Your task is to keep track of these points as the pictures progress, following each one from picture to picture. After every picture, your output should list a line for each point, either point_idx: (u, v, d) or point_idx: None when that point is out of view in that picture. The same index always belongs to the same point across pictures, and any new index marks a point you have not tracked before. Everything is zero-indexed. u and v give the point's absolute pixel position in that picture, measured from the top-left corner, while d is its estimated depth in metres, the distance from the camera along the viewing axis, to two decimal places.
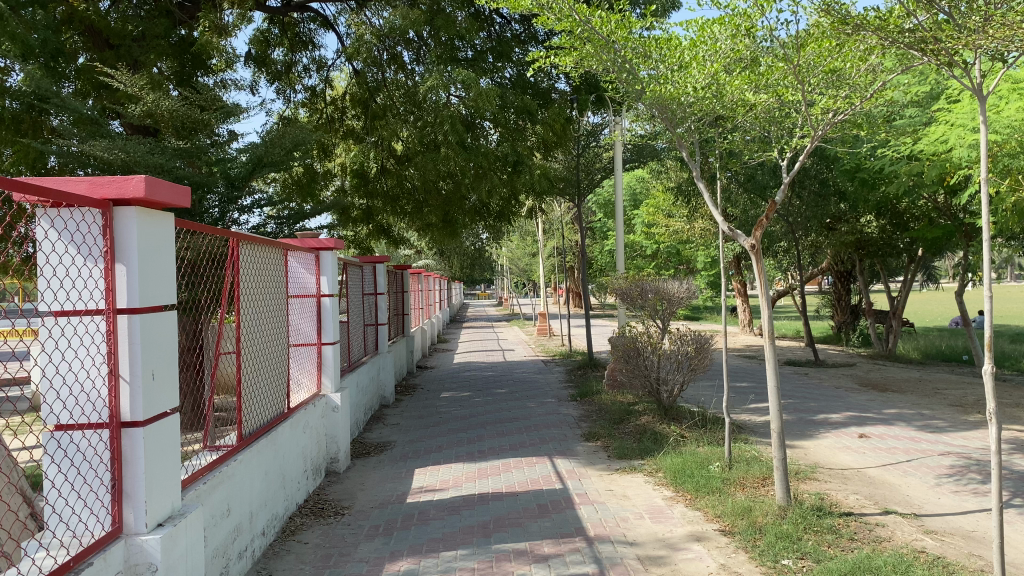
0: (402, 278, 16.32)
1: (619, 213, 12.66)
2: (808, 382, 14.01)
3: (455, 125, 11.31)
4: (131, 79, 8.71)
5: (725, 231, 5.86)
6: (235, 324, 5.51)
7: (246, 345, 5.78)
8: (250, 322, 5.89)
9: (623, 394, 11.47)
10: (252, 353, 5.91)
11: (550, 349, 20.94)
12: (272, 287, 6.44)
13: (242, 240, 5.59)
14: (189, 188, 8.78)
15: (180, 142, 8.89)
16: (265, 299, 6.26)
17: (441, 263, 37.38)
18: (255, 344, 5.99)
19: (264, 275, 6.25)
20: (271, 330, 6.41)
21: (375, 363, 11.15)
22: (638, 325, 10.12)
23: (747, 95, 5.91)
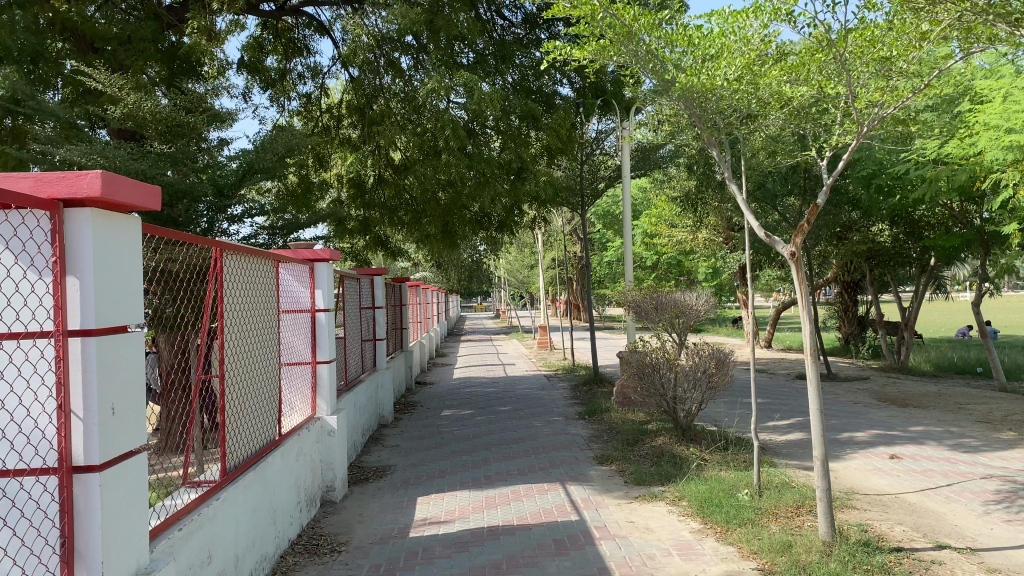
0: (400, 291, 15.77)
1: (628, 222, 12.16)
2: (824, 397, 13.44)
3: (456, 130, 10.76)
4: (111, 79, 8.17)
5: (761, 237, 5.29)
6: (218, 345, 4.91)
7: (231, 368, 5.19)
8: (236, 342, 5.30)
9: (634, 412, 10.90)
10: (238, 377, 5.33)
11: (552, 363, 20.35)
12: (261, 302, 5.85)
13: (227, 250, 5.00)
14: (175, 197, 8.21)
15: (165, 147, 8.38)
16: (253, 316, 5.68)
17: (439, 275, 36.82)
18: (242, 367, 5.41)
19: (252, 290, 5.66)
20: (259, 348, 5.82)
21: (373, 381, 10.57)
22: (653, 339, 9.56)
23: (783, 88, 5.45)
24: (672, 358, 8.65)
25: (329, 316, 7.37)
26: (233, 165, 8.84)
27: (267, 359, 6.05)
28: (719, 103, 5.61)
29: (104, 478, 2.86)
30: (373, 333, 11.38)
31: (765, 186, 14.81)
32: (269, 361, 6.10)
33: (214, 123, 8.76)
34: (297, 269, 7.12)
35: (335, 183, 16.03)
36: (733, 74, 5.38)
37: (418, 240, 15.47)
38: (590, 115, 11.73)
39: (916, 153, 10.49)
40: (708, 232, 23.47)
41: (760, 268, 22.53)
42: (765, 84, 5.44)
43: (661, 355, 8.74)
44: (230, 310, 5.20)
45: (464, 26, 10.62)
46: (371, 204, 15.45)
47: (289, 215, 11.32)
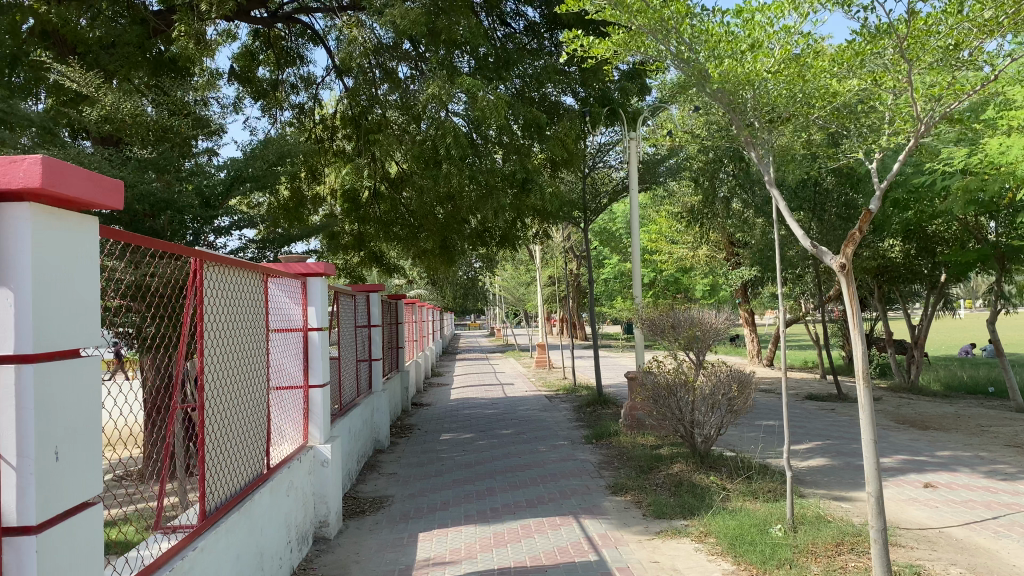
0: (396, 308, 15.21)
1: (636, 235, 11.53)
2: (839, 418, 12.88)
3: (457, 139, 10.20)
4: (85, 78, 7.58)
5: (808, 247, 4.82)
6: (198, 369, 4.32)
7: (212, 398, 4.59)
8: (219, 368, 4.71)
9: (645, 436, 10.30)
10: (221, 407, 4.73)
11: (552, 382, 19.73)
12: (247, 319, 5.25)
13: (209, 261, 4.41)
14: (156, 207, 7.62)
15: (147, 153, 7.88)
16: (238, 336, 5.08)
17: (434, 293, 36.25)
18: (226, 395, 4.81)
19: (237, 307, 5.07)
20: (245, 372, 5.21)
21: (368, 404, 9.96)
22: (668, 359, 8.99)
23: (828, 83, 5.24)
24: (691, 380, 8.09)
25: (323, 335, 6.78)
26: (220, 173, 8.46)
27: (254, 384, 5.45)
28: (756, 102, 5.36)
29: (43, 542, 2.28)
30: (369, 354, 10.80)
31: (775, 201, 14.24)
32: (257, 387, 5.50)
33: (199, 128, 8.30)
34: (289, 284, 6.53)
35: (330, 197, 15.48)
36: (773, 82, 5.20)
37: (414, 257, 14.90)
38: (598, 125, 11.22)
39: (944, 163, 9.95)
40: (709, 248, 22.98)
41: (764, 285, 22.04)
42: (810, 79, 5.19)
43: (679, 377, 8.18)
44: (211, 331, 4.59)
45: (466, 29, 10.06)
46: (366, 218, 14.95)
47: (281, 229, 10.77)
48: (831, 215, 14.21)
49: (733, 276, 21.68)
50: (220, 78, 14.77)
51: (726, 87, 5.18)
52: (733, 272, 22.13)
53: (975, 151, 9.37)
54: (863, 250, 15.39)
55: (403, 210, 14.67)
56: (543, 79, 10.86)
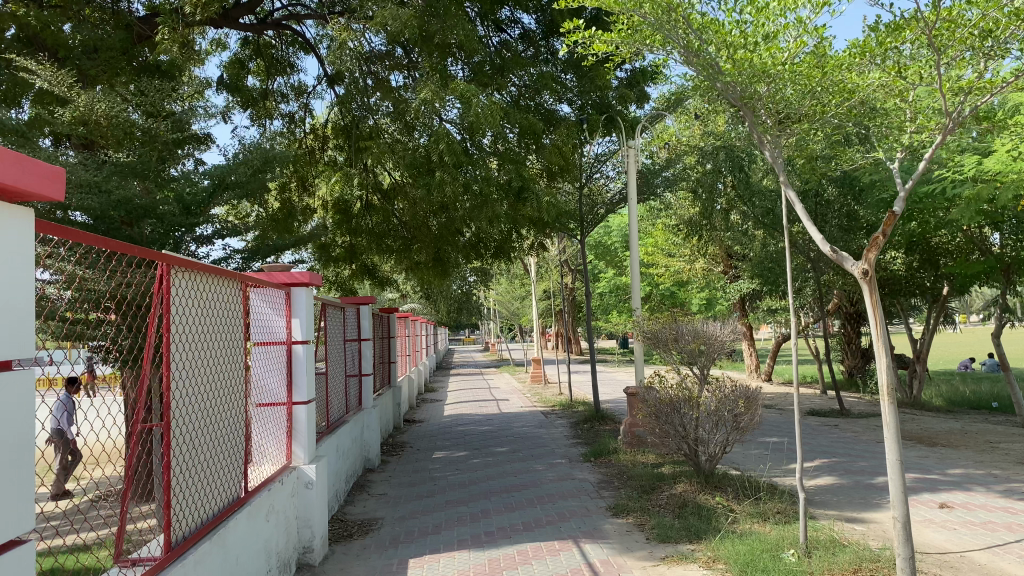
0: (388, 322, 14.82)
1: (635, 247, 11.11)
2: (843, 435, 12.53)
3: (450, 145, 9.87)
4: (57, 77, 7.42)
5: (827, 252, 4.52)
6: (163, 384, 3.93)
7: (181, 415, 4.23)
8: (189, 383, 4.33)
9: (645, 454, 9.92)
10: (192, 425, 4.35)
11: (547, 398, 19.34)
12: (221, 331, 4.87)
13: (176, 267, 4.03)
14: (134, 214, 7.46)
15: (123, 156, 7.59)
16: (212, 349, 4.71)
17: (428, 307, 35.90)
18: (197, 413, 4.43)
19: (211, 318, 4.70)
20: (219, 389, 4.82)
21: (358, 421, 9.57)
22: (671, 374, 8.63)
23: (847, 79, 5.37)
24: (696, 395, 7.73)
25: (308, 349, 6.40)
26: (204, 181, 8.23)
27: (231, 400, 5.07)
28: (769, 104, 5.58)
29: None
30: (358, 369, 10.40)
31: (775, 212, 13.90)
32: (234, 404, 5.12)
33: (179, 130, 8.13)
34: (271, 294, 6.16)
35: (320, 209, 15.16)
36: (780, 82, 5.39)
37: (407, 269, 14.54)
38: (595, 133, 10.92)
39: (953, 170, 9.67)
40: (706, 261, 22.72)
41: (762, 298, 21.76)
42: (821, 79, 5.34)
43: (683, 392, 7.82)
44: (180, 343, 4.23)
45: (459, 33, 9.76)
46: (357, 230, 14.63)
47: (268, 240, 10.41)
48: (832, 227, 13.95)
49: (731, 290, 21.39)
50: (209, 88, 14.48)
51: (739, 79, 5.38)
52: (731, 285, 21.83)
53: (985, 159, 9.12)
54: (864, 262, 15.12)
55: (395, 221, 14.32)
56: (540, 85, 10.55)
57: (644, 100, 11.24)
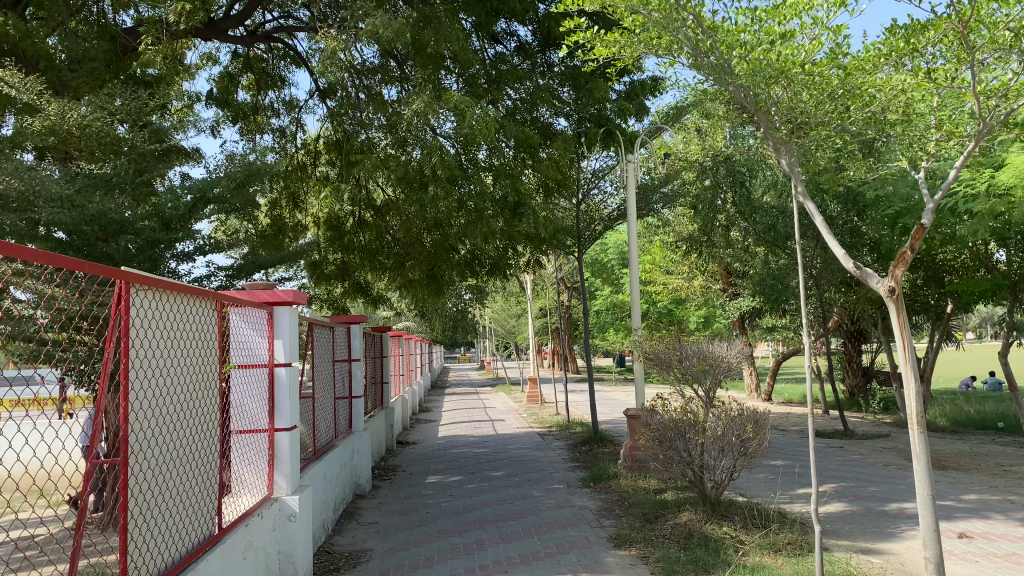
0: (381, 341, 14.43)
1: (635, 263, 10.73)
2: (849, 457, 12.18)
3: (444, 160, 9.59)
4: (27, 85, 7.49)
5: (853, 272, 4.53)
6: (121, 417, 3.53)
7: (144, 447, 3.85)
8: (154, 411, 3.96)
9: (647, 480, 9.52)
10: (156, 457, 3.98)
11: (544, 419, 18.93)
12: (193, 353, 4.48)
13: (136, 284, 3.64)
14: (111, 229, 7.67)
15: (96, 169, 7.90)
16: (182, 374, 4.34)
17: (423, 325, 35.56)
18: (163, 443, 4.05)
19: (182, 340, 4.33)
20: (189, 417, 4.43)
21: (347, 445, 9.17)
22: (674, 396, 8.26)
23: (864, 82, 5.70)
24: (702, 419, 7.36)
25: (292, 372, 6.01)
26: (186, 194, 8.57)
27: (205, 428, 4.70)
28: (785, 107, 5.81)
29: None
30: (349, 391, 10.04)
31: (776, 228, 13.61)
32: (208, 433, 4.74)
33: (156, 141, 8.22)
34: (252, 314, 5.78)
35: (313, 225, 14.86)
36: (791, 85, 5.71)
37: (401, 287, 14.18)
38: (594, 147, 10.63)
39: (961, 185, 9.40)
40: (704, 279, 22.45)
41: (761, 316, 21.47)
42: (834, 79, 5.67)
43: (688, 416, 7.45)
44: (143, 367, 3.86)
45: (454, 43, 9.49)
46: (349, 247, 14.33)
47: (254, 256, 10.05)
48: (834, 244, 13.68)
49: (730, 308, 21.10)
50: (199, 102, 14.21)
51: (754, 80, 5.63)
52: (730, 303, 21.55)
53: (997, 170, 8.85)
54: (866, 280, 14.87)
55: (389, 238, 14.00)
56: (538, 97, 10.24)
57: (643, 113, 10.94)
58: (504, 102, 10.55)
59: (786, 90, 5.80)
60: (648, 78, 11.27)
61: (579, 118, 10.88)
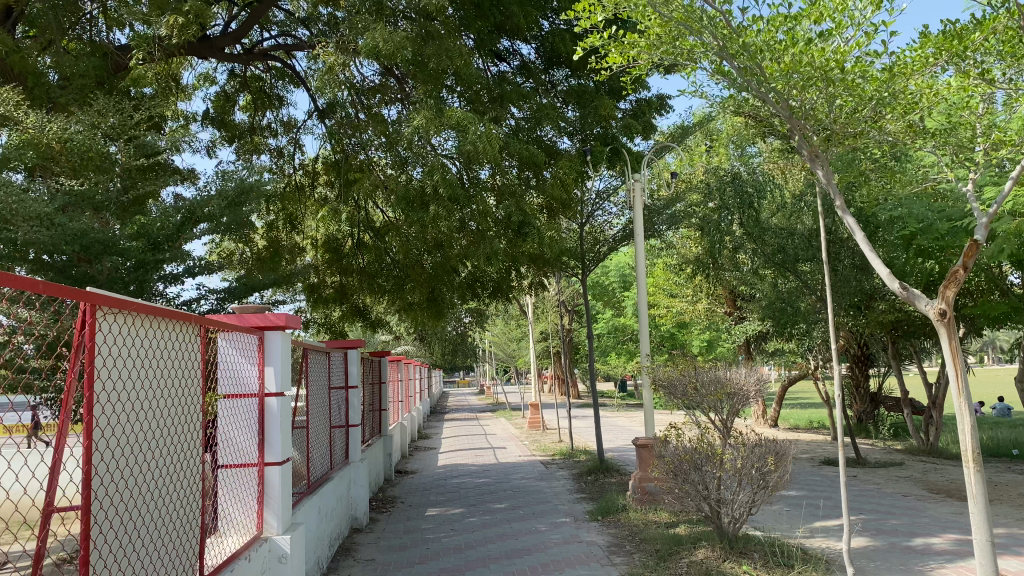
0: (379, 366, 14.03)
1: (641, 286, 10.21)
2: (863, 487, 11.76)
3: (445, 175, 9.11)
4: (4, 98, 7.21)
5: (900, 292, 5.25)
6: (83, 458, 3.12)
7: (107, 487, 3.45)
8: (124, 447, 3.56)
9: (658, 513, 9.09)
10: (125, 499, 3.57)
11: (546, 446, 18.47)
12: (171, 382, 4.08)
13: (102, 306, 3.25)
14: (94, 248, 7.44)
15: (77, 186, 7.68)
16: (159, 404, 3.95)
17: (422, 349, 35.10)
18: (135, 482, 3.66)
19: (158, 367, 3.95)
20: (166, 452, 4.02)
21: (344, 477, 8.76)
22: (688, 426, 7.85)
23: (905, 88, 5.84)
24: (719, 451, 6.91)
25: (283, 401, 5.60)
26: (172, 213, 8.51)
27: (185, 464, 4.30)
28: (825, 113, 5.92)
29: None
30: (346, 418, 9.64)
31: (785, 250, 13.28)
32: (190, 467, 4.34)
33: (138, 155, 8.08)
34: (241, 339, 5.39)
35: (310, 247, 14.51)
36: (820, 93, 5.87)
37: (400, 311, 13.83)
38: (600, 166, 10.23)
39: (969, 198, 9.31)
40: (708, 302, 22.14)
41: (767, 340, 21.10)
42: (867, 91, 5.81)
43: (704, 448, 7.01)
44: (110, 398, 3.48)
45: (457, 58, 9.17)
46: (348, 269, 13.99)
47: (246, 279, 9.69)
48: (845, 267, 13.33)
49: (735, 332, 20.73)
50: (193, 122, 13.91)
51: (786, 84, 5.78)
52: (735, 327, 21.18)
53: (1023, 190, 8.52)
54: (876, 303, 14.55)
55: (388, 261, 13.68)
56: (542, 114, 9.93)
57: (650, 131, 10.58)
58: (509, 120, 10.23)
59: (820, 97, 5.91)
60: (655, 96, 10.96)
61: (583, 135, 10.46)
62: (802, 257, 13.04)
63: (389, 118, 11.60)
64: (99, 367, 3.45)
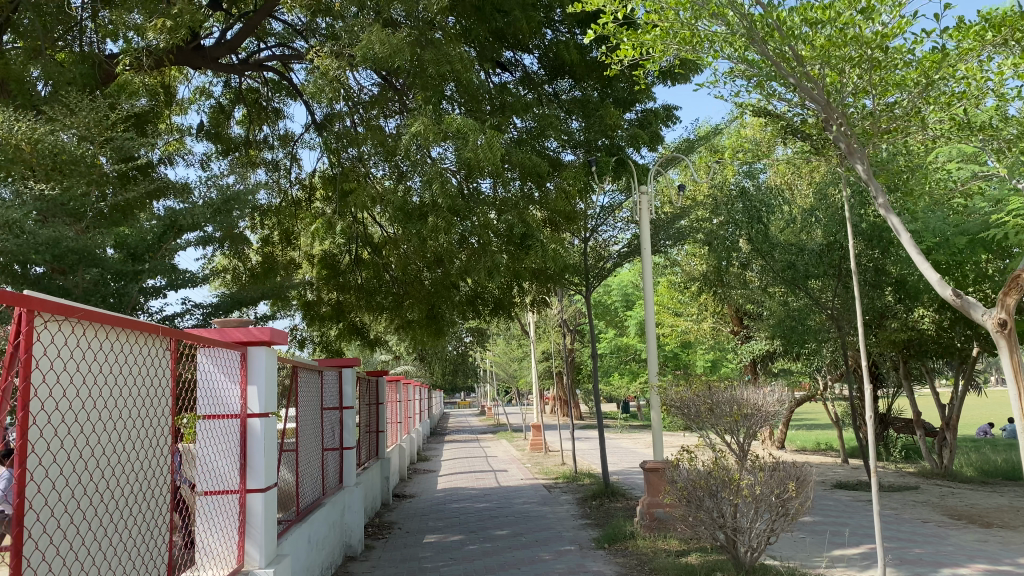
0: (377, 386, 13.60)
1: (648, 304, 9.75)
2: (880, 512, 11.29)
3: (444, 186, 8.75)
4: None
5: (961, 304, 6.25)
6: (11, 487, 2.71)
7: (39, 521, 3.02)
8: (65, 473, 3.15)
9: (668, 541, 8.60)
10: (64, 534, 3.15)
11: (549, 469, 17.97)
12: (130, 401, 3.68)
13: (41, 311, 2.86)
14: (68, 255, 7.20)
15: (50, 190, 7.34)
16: (114, 427, 3.54)
17: (423, 369, 34.65)
18: (78, 514, 3.24)
19: (114, 386, 3.55)
20: (122, 480, 3.61)
21: (336, 503, 8.29)
22: (701, 449, 7.39)
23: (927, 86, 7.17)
24: (736, 477, 6.41)
25: (267, 423, 5.17)
26: (154, 221, 8.21)
27: (147, 493, 3.88)
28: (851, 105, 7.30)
29: None
30: (339, 440, 9.18)
31: (795, 267, 12.87)
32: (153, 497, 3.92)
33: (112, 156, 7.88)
34: (221, 355, 4.99)
35: (306, 262, 14.14)
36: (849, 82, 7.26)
37: (399, 329, 13.45)
38: (605, 177, 9.83)
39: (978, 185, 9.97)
40: (713, 321, 21.75)
41: (774, 360, 20.66)
42: (882, 82, 7.23)
43: (719, 474, 6.52)
44: (48, 419, 3.07)
45: (457, 62, 8.83)
46: (346, 286, 13.63)
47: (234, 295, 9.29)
48: (857, 284, 12.94)
49: (741, 351, 20.31)
50: (188, 136, 13.61)
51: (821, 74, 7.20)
52: (741, 346, 20.78)
53: None
54: (890, 321, 14.12)
55: (387, 277, 13.33)
56: (546, 122, 9.58)
57: (657, 142, 10.20)
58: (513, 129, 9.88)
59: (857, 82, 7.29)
60: (662, 106, 10.60)
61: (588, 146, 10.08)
62: (814, 273, 12.65)
63: (388, 130, 11.26)
64: (37, 383, 3.04)
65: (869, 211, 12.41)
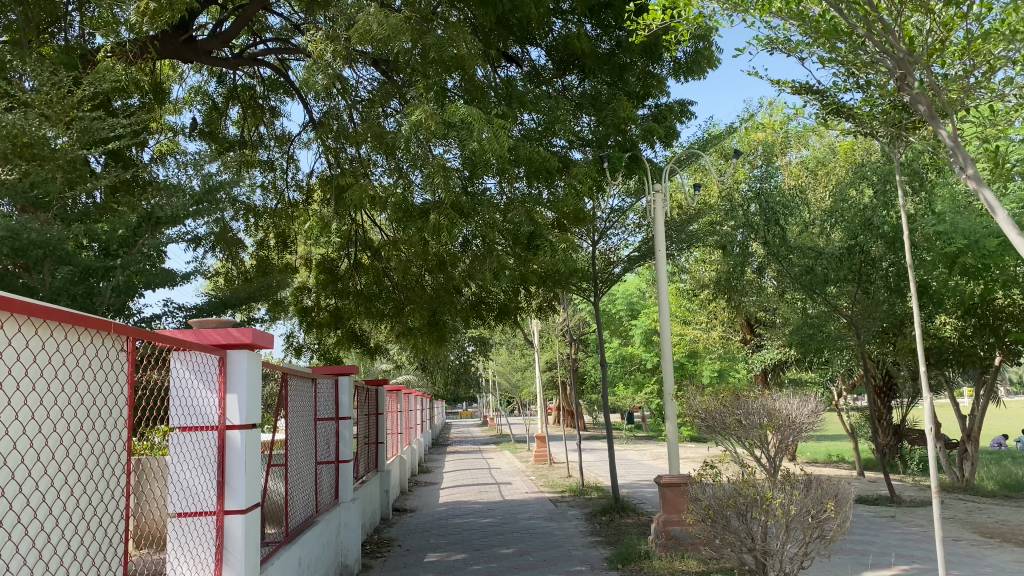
0: (376, 395, 13.04)
1: (663, 309, 9.14)
2: (906, 529, 10.69)
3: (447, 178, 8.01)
4: None
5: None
6: None
7: None
8: None
9: (686, 562, 8.01)
10: None
11: (555, 482, 17.37)
12: (78, 413, 3.10)
13: None
14: (30, 245, 6.69)
15: (8, 175, 6.99)
16: (56, 445, 2.95)
17: (424, 378, 34.03)
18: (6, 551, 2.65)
19: (53, 397, 2.95)
20: (67, 508, 3.02)
21: (330, 521, 7.72)
22: (726, 464, 6.82)
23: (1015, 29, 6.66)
24: (768, 496, 5.79)
25: (249, 435, 4.61)
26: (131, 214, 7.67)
27: (100, 522, 3.29)
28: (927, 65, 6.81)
29: None
30: (335, 452, 8.64)
31: (814, 272, 12.29)
32: (108, 526, 3.36)
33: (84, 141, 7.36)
34: (197, 359, 4.45)
35: (302, 266, 13.63)
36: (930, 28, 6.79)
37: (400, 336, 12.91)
38: (618, 175, 9.25)
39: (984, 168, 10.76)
40: (723, 329, 21.19)
41: (786, 369, 20.06)
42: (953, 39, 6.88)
43: (750, 492, 5.88)
44: None
45: (461, 49, 8.28)
46: (344, 292, 13.09)
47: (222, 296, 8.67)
48: (878, 290, 12.37)
49: (752, 360, 19.72)
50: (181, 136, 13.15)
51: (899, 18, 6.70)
52: (752, 355, 20.18)
53: None
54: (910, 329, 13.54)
55: (388, 283, 12.80)
56: (555, 115, 9.04)
57: (672, 139, 9.65)
58: (521, 123, 9.34)
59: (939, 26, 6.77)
60: (677, 101, 10.05)
61: (600, 142, 9.48)
62: (834, 278, 12.11)
63: (388, 127, 10.73)
64: None
65: (892, 213, 11.86)
